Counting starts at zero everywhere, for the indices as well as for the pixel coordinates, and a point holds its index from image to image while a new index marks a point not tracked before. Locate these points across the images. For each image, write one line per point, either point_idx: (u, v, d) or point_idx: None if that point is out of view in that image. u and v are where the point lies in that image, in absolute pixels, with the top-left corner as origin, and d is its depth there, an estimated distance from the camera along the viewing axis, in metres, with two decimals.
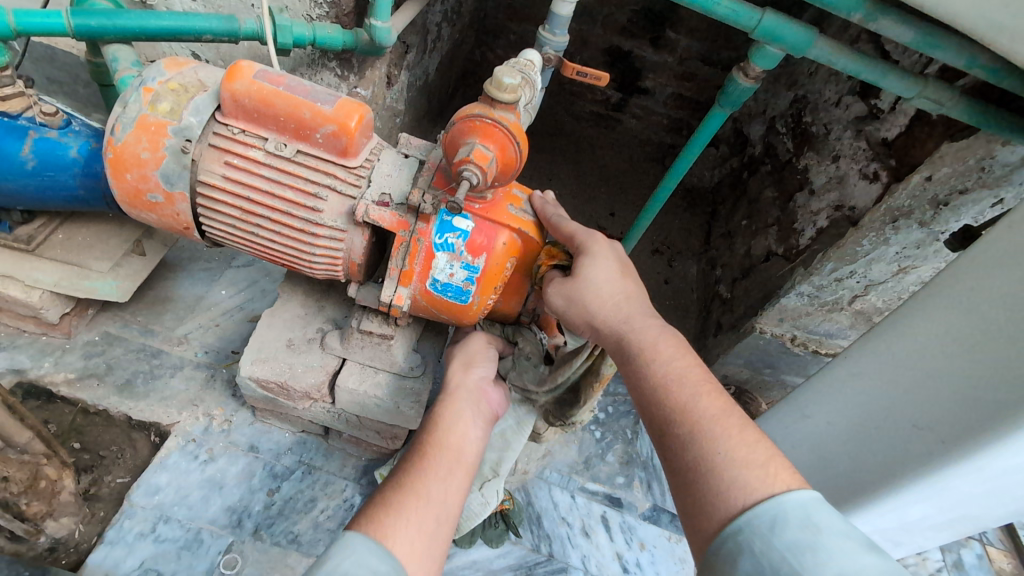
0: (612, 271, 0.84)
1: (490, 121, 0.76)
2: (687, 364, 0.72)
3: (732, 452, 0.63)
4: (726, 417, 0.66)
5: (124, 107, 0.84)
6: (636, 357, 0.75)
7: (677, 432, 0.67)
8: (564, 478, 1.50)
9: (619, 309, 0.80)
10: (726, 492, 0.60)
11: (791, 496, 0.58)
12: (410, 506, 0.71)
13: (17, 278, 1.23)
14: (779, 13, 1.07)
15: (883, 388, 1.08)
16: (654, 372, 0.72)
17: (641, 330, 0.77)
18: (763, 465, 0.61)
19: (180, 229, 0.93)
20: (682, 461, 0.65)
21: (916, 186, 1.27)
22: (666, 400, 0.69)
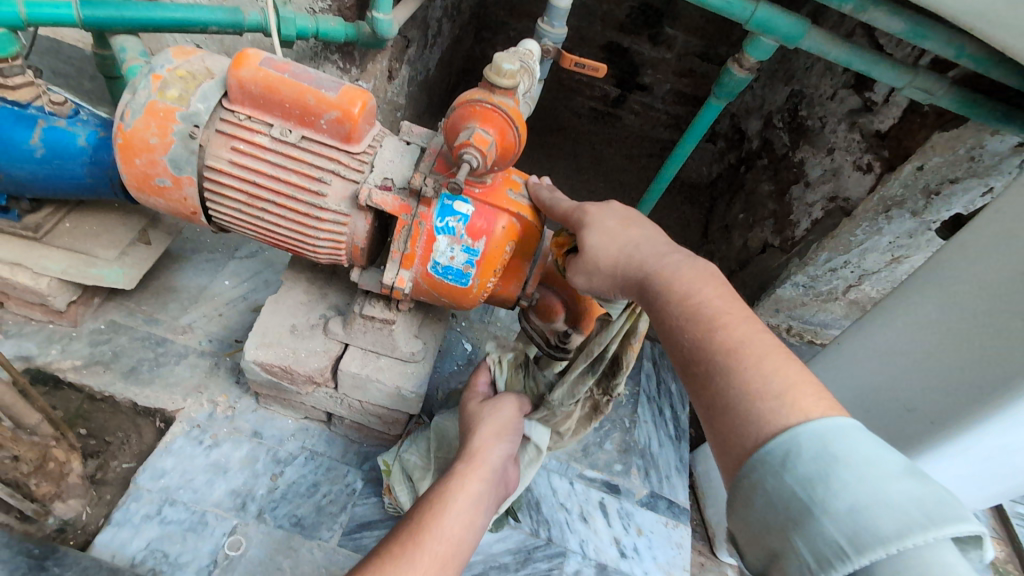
0: (618, 224, 0.81)
1: (490, 106, 0.79)
2: (702, 299, 0.68)
3: (748, 386, 0.60)
4: (746, 347, 0.62)
5: (133, 93, 0.86)
6: (652, 300, 0.73)
7: (695, 371, 0.65)
8: (563, 465, 1.52)
9: (631, 258, 0.78)
10: (744, 426, 0.59)
11: (807, 426, 0.55)
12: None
13: (26, 265, 1.24)
14: (773, 4, 1.09)
15: (877, 373, 1.10)
16: (672, 312, 0.69)
17: (654, 273, 0.74)
18: (781, 396, 0.58)
19: (187, 214, 0.95)
20: (702, 399, 0.64)
21: (908, 176, 1.30)
22: (683, 338, 0.67)
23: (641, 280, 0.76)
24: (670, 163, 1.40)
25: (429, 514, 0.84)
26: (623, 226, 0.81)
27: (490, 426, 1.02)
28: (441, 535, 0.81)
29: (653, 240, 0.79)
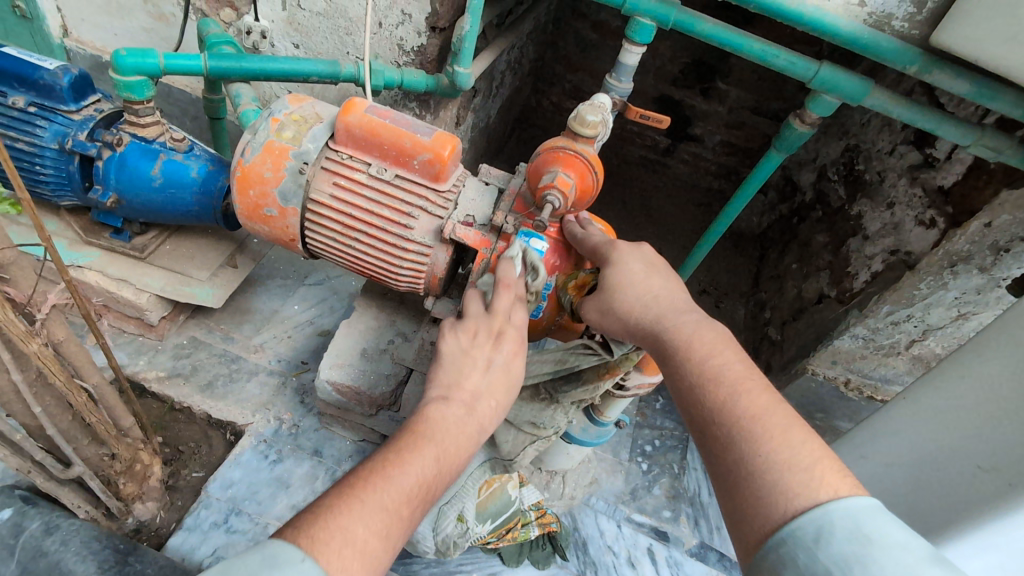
0: (638, 272, 0.85)
1: (572, 153, 0.86)
2: (722, 361, 0.72)
3: (775, 456, 0.62)
4: (768, 416, 0.66)
5: (254, 133, 0.98)
6: (670, 359, 0.76)
7: (717, 433, 0.67)
8: (610, 507, 1.51)
9: (647, 312, 0.82)
10: (770, 495, 0.60)
11: (840, 504, 0.56)
12: (367, 528, 0.58)
13: (131, 282, 1.37)
14: (836, 65, 1.14)
15: (955, 423, 1.06)
16: (689, 371, 0.73)
17: (671, 329, 0.78)
18: (809, 469, 0.60)
19: (286, 241, 1.06)
20: (722, 462, 0.65)
21: (975, 232, 1.29)
22: (702, 401, 0.70)
23: (655, 334, 0.80)
24: (727, 213, 1.44)
25: (410, 462, 0.66)
26: (645, 276, 0.85)
27: (483, 403, 0.78)
28: (416, 481, 0.65)
29: (672, 295, 0.83)
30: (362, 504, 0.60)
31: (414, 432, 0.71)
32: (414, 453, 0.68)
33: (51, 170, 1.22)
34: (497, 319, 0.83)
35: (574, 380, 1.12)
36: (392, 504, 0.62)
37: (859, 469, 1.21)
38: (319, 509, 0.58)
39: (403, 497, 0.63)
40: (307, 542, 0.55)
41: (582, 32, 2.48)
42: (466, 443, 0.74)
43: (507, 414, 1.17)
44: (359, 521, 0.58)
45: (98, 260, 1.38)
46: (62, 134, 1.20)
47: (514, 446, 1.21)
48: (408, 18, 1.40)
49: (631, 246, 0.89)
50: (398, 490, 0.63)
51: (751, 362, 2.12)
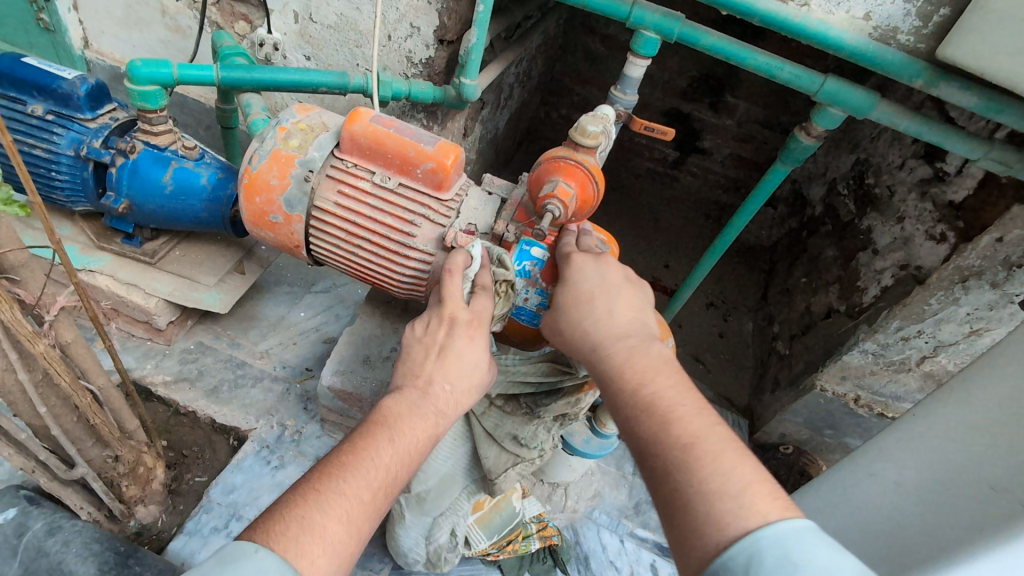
0: (581, 295, 0.85)
1: (573, 163, 0.86)
2: (657, 387, 0.72)
3: (707, 485, 0.62)
4: (701, 443, 0.65)
5: (261, 142, 1.00)
6: (608, 388, 0.77)
7: (654, 463, 0.67)
8: (613, 521, 1.49)
9: (589, 337, 0.82)
10: (704, 524, 0.60)
11: (768, 530, 0.56)
12: (328, 516, 0.60)
13: (140, 286, 1.39)
14: (842, 78, 1.14)
15: (958, 436, 1.04)
16: (628, 400, 0.73)
17: (607, 358, 0.79)
18: (740, 495, 0.60)
19: (291, 247, 1.07)
20: (662, 493, 0.65)
21: (987, 247, 1.27)
22: (638, 429, 0.70)
23: (596, 361, 0.80)
24: (733, 225, 1.43)
25: (367, 450, 0.68)
26: (591, 297, 0.84)
27: (436, 388, 0.79)
28: (381, 472, 0.68)
29: (616, 315, 0.82)
30: (319, 494, 0.62)
31: (371, 422, 0.73)
32: (371, 441, 0.69)
33: (67, 176, 1.25)
34: (448, 306, 0.84)
35: (551, 393, 1.14)
36: (352, 492, 0.64)
37: (863, 488, 1.18)
38: (279, 503, 0.61)
39: (363, 483, 0.65)
40: (265, 536, 0.57)
41: (591, 46, 2.50)
42: (428, 430, 0.76)
43: (488, 422, 1.18)
44: (318, 510, 0.60)
45: (110, 264, 1.41)
46: (78, 141, 1.23)
47: (496, 465, 1.17)
48: (417, 31, 1.42)
49: (587, 260, 0.88)
50: (356, 483, 0.65)
51: (759, 376, 2.09)
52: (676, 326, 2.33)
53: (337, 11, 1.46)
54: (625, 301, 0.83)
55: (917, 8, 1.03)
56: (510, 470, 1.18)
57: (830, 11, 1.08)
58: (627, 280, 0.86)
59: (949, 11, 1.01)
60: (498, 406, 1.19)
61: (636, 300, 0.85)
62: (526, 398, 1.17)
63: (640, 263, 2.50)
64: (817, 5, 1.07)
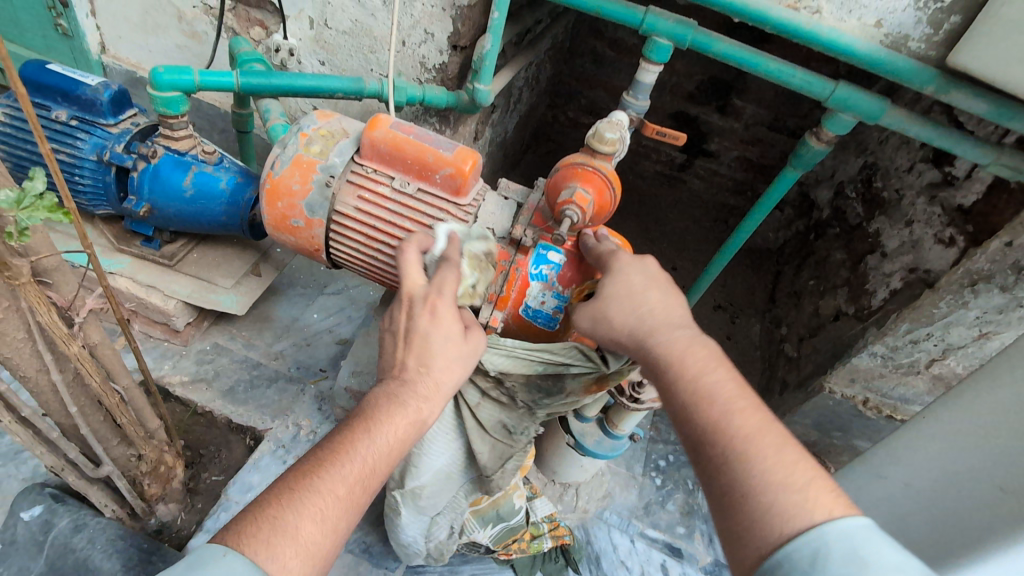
0: (635, 285, 0.86)
1: (591, 169, 0.88)
2: (714, 378, 0.73)
3: (769, 475, 0.63)
4: (762, 435, 0.67)
5: (283, 148, 1.02)
6: (663, 374, 0.77)
7: (712, 452, 0.68)
8: (624, 521, 1.50)
9: (642, 324, 0.83)
10: (764, 518, 0.61)
11: (834, 525, 0.57)
12: (301, 516, 0.62)
13: (159, 288, 1.41)
14: (853, 85, 1.15)
15: (965, 446, 1.05)
16: (683, 388, 0.74)
17: (662, 345, 0.79)
18: (803, 489, 0.62)
19: (311, 250, 1.09)
20: (720, 481, 0.66)
21: (996, 251, 1.28)
22: (695, 418, 0.71)
23: (648, 347, 0.81)
24: (742, 229, 1.44)
25: (345, 446, 0.70)
26: (643, 287, 0.86)
27: (414, 371, 0.81)
28: (358, 465, 0.69)
29: (669, 308, 0.84)
30: (296, 493, 0.64)
31: (351, 421, 0.74)
32: (347, 438, 0.71)
33: (89, 180, 1.28)
34: (406, 284, 0.86)
35: (551, 391, 1.09)
36: (325, 489, 0.65)
37: (876, 489, 1.21)
38: (255, 501, 0.63)
39: (339, 479, 0.67)
40: (235, 537, 0.59)
41: (599, 50, 2.52)
42: (409, 417, 0.77)
43: (482, 415, 1.15)
44: (292, 511, 0.62)
45: (129, 267, 1.43)
46: (101, 146, 1.25)
47: (490, 461, 1.16)
48: (430, 37, 1.44)
49: (635, 256, 0.90)
50: (333, 482, 0.66)
51: (767, 378, 2.11)
52: None
53: (352, 17, 1.48)
54: (676, 296, 0.85)
55: (928, 16, 1.04)
56: (505, 465, 1.17)
57: (842, 19, 1.10)
58: (672, 278, 0.88)
59: (959, 19, 1.02)
60: (493, 398, 1.15)
61: (685, 297, 0.87)
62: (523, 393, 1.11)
63: None
64: (829, 12, 1.10)
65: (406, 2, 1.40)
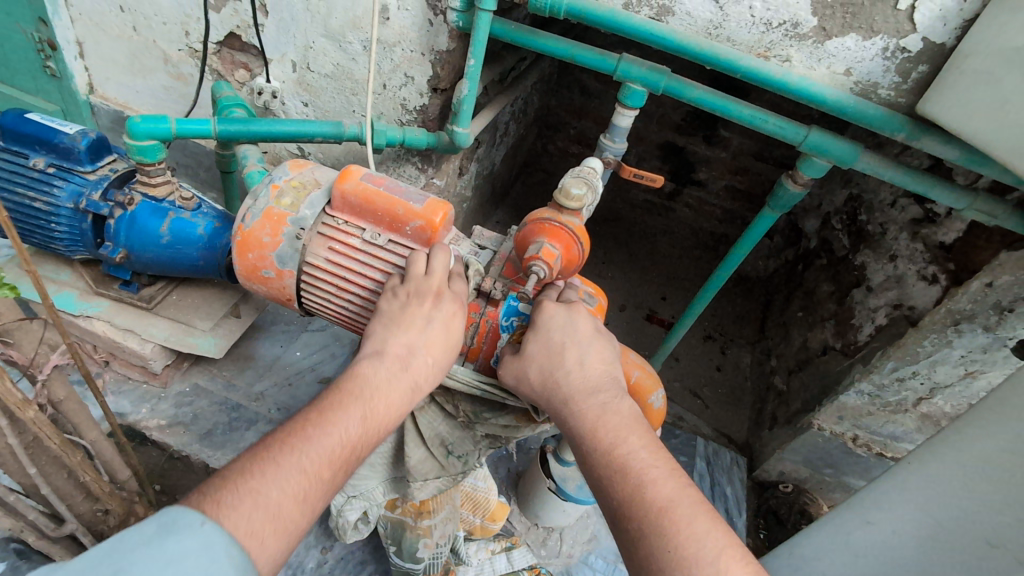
0: (552, 345, 0.83)
1: (558, 224, 0.88)
2: (628, 450, 0.72)
3: (683, 550, 0.63)
4: (675, 506, 0.66)
5: (255, 200, 1.02)
6: (580, 447, 0.76)
7: (628, 527, 0.67)
8: (609, 567, 1.47)
9: (558, 390, 0.81)
10: None
11: None
12: (284, 487, 0.62)
13: (136, 331, 1.40)
14: (825, 130, 1.16)
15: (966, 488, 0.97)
16: (599, 462, 0.73)
17: (577, 415, 0.78)
18: (714, 562, 0.62)
19: (283, 300, 1.08)
20: (635, 557, 0.65)
21: (977, 291, 1.27)
22: (611, 492, 0.70)
23: (566, 417, 0.79)
24: (723, 268, 1.43)
25: (333, 422, 0.70)
26: (562, 345, 0.83)
27: (418, 358, 0.81)
28: (344, 441, 0.69)
29: (587, 367, 0.81)
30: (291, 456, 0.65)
31: (342, 390, 0.74)
32: (341, 408, 0.72)
33: (66, 227, 1.27)
34: (435, 281, 0.88)
35: (496, 408, 1.07)
36: (310, 464, 0.65)
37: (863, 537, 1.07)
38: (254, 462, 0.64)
39: (323, 458, 0.67)
40: (213, 506, 0.58)
41: (586, 82, 2.55)
42: (400, 397, 0.77)
43: (422, 422, 1.10)
44: (274, 483, 0.62)
45: (107, 310, 1.42)
46: (78, 194, 1.25)
47: (418, 469, 1.09)
48: (411, 80, 1.46)
49: (558, 308, 0.86)
50: (314, 453, 0.66)
51: (758, 412, 2.08)
52: (673, 360, 2.31)
53: (333, 61, 1.50)
54: (597, 354, 0.83)
55: (896, 65, 1.05)
56: (430, 478, 1.11)
57: (812, 67, 1.11)
58: (596, 329, 0.86)
59: (927, 68, 1.04)
60: (439, 406, 1.12)
61: (606, 350, 0.84)
62: (466, 406, 1.09)
63: (637, 295, 2.50)
64: (799, 60, 1.11)
65: (386, 47, 1.42)
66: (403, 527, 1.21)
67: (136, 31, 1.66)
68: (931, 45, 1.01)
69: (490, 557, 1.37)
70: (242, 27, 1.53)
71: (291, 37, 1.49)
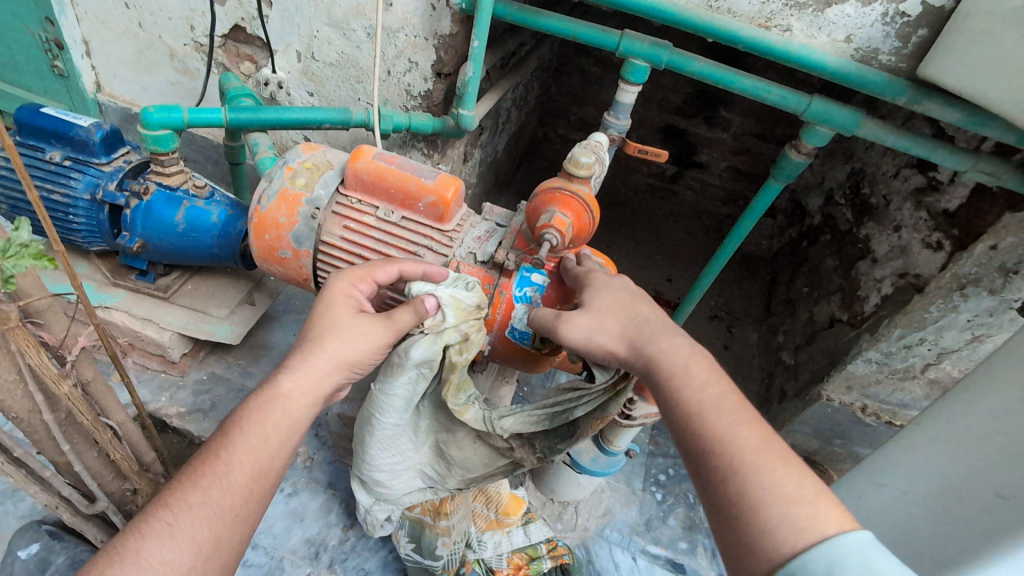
0: (621, 297, 0.86)
1: (569, 193, 0.91)
2: (716, 392, 0.71)
3: (779, 486, 0.61)
4: (769, 449, 0.65)
5: (270, 182, 1.04)
6: (664, 383, 0.74)
7: (716, 463, 0.65)
8: (625, 539, 1.50)
9: (641, 332, 0.81)
10: (774, 528, 0.58)
11: (849, 537, 0.55)
12: (174, 533, 0.65)
13: (154, 320, 1.43)
14: (827, 98, 1.17)
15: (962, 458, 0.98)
16: (687, 400, 0.71)
17: (663, 352, 0.77)
18: (813, 501, 0.60)
19: (299, 280, 1.11)
20: (724, 491, 0.63)
21: (982, 255, 1.28)
22: (700, 428, 0.68)
23: (648, 357, 0.78)
24: (730, 240, 1.44)
25: (225, 454, 0.71)
26: (631, 300, 0.85)
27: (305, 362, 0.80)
28: (236, 470, 0.71)
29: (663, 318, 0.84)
30: (172, 509, 0.66)
31: (229, 425, 0.75)
32: (221, 447, 0.72)
33: (83, 218, 1.30)
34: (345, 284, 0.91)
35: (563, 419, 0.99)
36: (199, 501, 0.67)
37: (876, 499, 1.12)
38: (137, 516, 0.66)
39: (219, 491, 0.69)
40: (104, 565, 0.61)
41: (585, 67, 2.56)
42: (283, 413, 0.76)
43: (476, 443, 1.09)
44: (165, 530, 0.65)
45: (124, 301, 1.45)
46: (94, 185, 1.27)
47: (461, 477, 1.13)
48: (415, 66, 1.47)
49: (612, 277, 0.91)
50: (203, 493, 0.68)
51: (766, 388, 2.09)
52: None
53: (338, 49, 1.51)
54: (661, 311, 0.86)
55: (896, 30, 1.07)
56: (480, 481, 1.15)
57: (813, 35, 1.12)
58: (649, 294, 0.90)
59: (926, 32, 1.05)
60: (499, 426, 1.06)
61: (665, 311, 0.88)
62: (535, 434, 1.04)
63: (642, 278, 2.51)
64: (799, 30, 1.12)
65: (389, 33, 1.44)
66: (423, 526, 1.26)
67: (141, 28, 1.68)
68: (930, 8, 1.02)
69: (508, 531, 1.38)
70: (246, 19, 1.55)
71: (296, 27, 1.51)
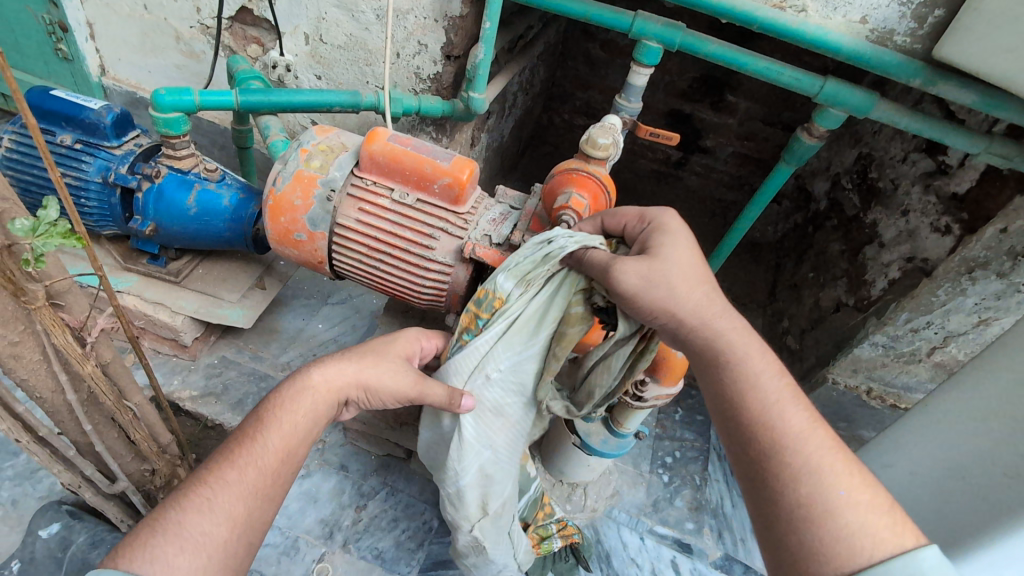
0: (690, 253, 0.76)
1: (586, 174, 0.92)
2: (782, 383, 0.68)
3: (855, 492, 0.59)
4: (839, 453, 0.63)
5: (284, 164, 1.04)
6: (724, 367, 0.70)
7: (784, 458, 0.62)
8: (633, 519, 1.52)
9: (710, 302, 0.73)
10: (847, 540, 0.57)
11: (930, 552, 0.55)
12: (208, 513, 0.66)
13: (166, 304, 1.44)
14: (841, 80, 1.17)
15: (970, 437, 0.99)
16: (752, 388, 0.68)
17: (721, 332, 0.72)
18: (888, 510, 0.59)
19: (314, 263, 1.11)
20: (794, 489, 0.61)
21: (992, 238, 1.29)
22: (767, 418, 0.65)
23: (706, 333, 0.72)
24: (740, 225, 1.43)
25: (255, 442, 0.74)
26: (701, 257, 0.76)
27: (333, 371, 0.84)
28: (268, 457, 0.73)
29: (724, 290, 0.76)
30: (212, 486, 0.68)
31: (259, 412, 0.78)
32: (252, 434, 0.75)
33: (95, 202, 1.30)
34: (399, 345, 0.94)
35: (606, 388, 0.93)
36: (233, 480, 0.70)
37: (885, 481, 1.14)
38: (178, 491, 0.68)
39: (252, 472, 0.71)
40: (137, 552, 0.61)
41: (590, 51, 2.54)
42: (315, 402, 0.80)
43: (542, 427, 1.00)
44: (195, 513, 0.66)
45: (136, 285, 1.46)
46: (105, 168, 1.28)
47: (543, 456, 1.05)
48: (424, 48, 1.46)
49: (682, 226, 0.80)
50: (236, 478, 0.70)
51: None
52: None
53: (346, 32, 1.50)
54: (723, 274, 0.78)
55: (912, 11, 1.06)
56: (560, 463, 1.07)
57: (828, 16, 1.12)
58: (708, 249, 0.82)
59: (943, 12, 1.05)
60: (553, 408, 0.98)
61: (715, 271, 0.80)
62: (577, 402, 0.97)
63: None
64: (815, 10, 1.12)
65: (399, 15, 1.43)
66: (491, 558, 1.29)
67: (146, 10, 1.67)
68: None
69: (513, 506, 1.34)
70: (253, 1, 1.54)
71: (303, 9, 1.50)
